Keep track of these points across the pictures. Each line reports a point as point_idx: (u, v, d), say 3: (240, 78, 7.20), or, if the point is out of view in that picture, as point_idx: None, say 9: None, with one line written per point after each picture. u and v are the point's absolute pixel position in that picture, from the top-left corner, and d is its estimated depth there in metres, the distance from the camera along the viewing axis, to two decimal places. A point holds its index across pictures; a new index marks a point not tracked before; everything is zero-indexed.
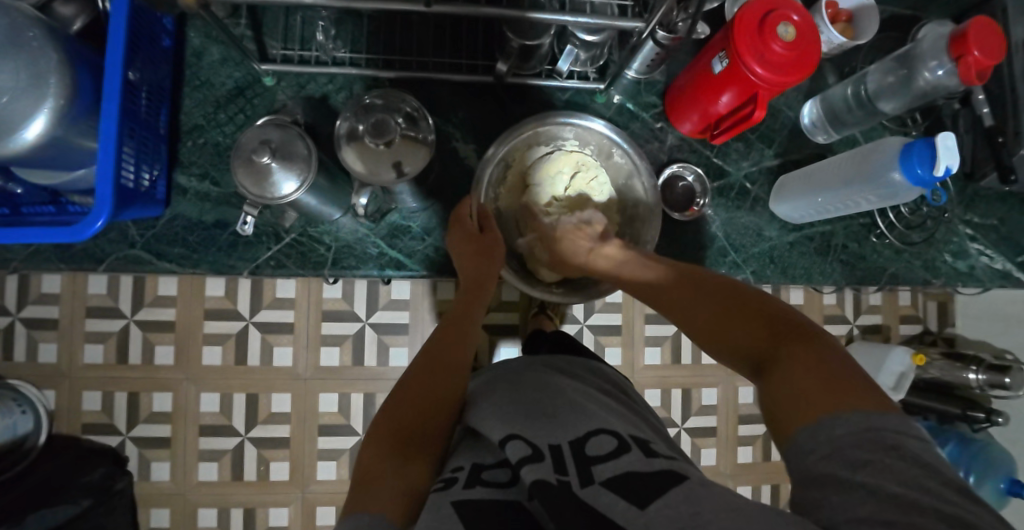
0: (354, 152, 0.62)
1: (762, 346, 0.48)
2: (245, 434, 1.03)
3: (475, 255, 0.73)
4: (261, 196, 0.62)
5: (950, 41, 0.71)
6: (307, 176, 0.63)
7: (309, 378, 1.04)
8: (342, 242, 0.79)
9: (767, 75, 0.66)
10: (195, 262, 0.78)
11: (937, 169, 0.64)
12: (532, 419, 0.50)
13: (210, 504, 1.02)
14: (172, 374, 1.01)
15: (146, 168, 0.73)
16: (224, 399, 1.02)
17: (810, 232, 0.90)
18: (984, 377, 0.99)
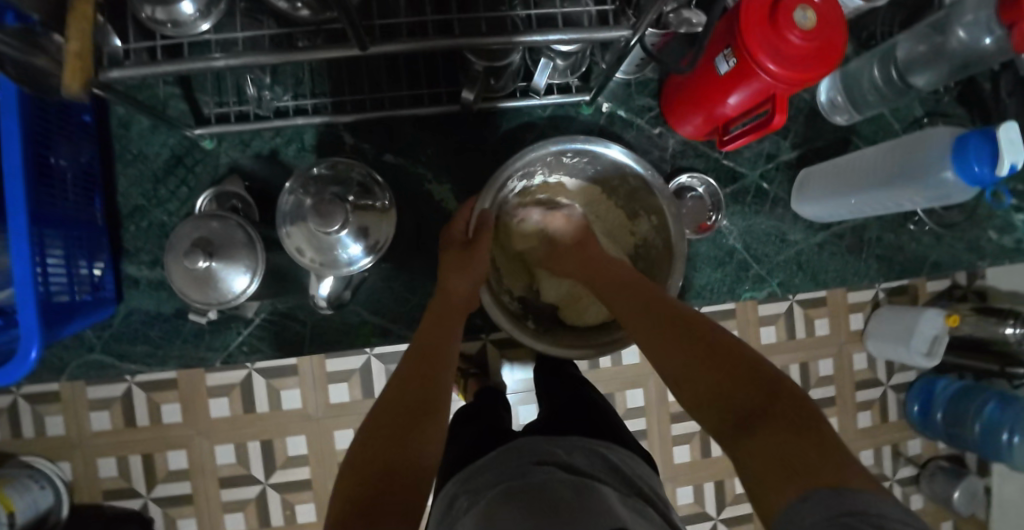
0: (301, 237, 0.53)
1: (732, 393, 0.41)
2: (265, 482, 0.92)
3: (459, 268, 0.60)
4: (206, 301, 0.54)
5: (1000, 7, 0.58)
6: (258, 266, 0.55)
7: (322, 418, 0.92)
8: (317, 316, 0.71)
9: (781, 72, 0.55)
10: (162, 358, 0.72)
11: (999, 169, 0.54)
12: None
13: None
14: (182, 431, 0.89)
15: (86, 266, 0.65)
16: (239, 449, 0.91)
17: (839, 229, 0.80)
18: (1023, 331, 0.83)
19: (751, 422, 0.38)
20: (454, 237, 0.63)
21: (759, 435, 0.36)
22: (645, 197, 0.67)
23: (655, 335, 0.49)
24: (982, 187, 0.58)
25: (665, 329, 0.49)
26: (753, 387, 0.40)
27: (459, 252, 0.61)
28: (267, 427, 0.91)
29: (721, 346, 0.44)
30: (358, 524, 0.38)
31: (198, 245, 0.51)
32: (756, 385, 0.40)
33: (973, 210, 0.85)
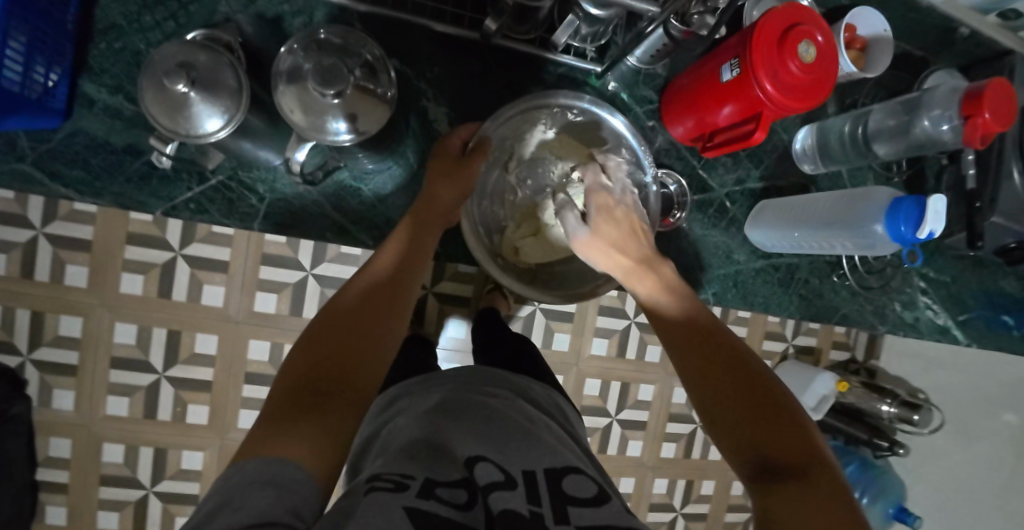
0: (293, 97, 0.50)
1: (778, 446, 0.41)
2: (162, 374, 0.74)
3: (444, 175, 0.62)
4: (173, 129, 0.51)
5: (963, 98, 0.67)
6: (234, 114, 0.52)
7: (241, 322, 0.74)
8: (276, 194, 0.69)
9: (776, 95, 0.60)
10: (97, 191, 0.66)
11: (920, 232, 0.62)
12: (502, 444, 0.49)
13: (116, 440, 0.75)
14: (83, 297, 0.69)
15: (40, 68, 0.60)
16: (143, 333, 0.72)
17: (777, 261, 0.88)
18: (895, 411, 0.95)
19: (779, 480, 0.39)
20: (447, 151, 0.64)
21: (784, 495, 0.38)
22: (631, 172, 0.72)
23: (704, 365, 0.48)
24: (905, 246, 0.66)
25: (718, 364, 0.47)
26: (796, 455, 0.41)
27: (451, 170, 0.62)
28: (178, 315, 0.72)
29: (766, 389, 0.45)
30: (303, 389, 0.44)
31: (183, 68, 0.48)
32: (802, 458, 0.40)
33: (888, 281, 0.96)
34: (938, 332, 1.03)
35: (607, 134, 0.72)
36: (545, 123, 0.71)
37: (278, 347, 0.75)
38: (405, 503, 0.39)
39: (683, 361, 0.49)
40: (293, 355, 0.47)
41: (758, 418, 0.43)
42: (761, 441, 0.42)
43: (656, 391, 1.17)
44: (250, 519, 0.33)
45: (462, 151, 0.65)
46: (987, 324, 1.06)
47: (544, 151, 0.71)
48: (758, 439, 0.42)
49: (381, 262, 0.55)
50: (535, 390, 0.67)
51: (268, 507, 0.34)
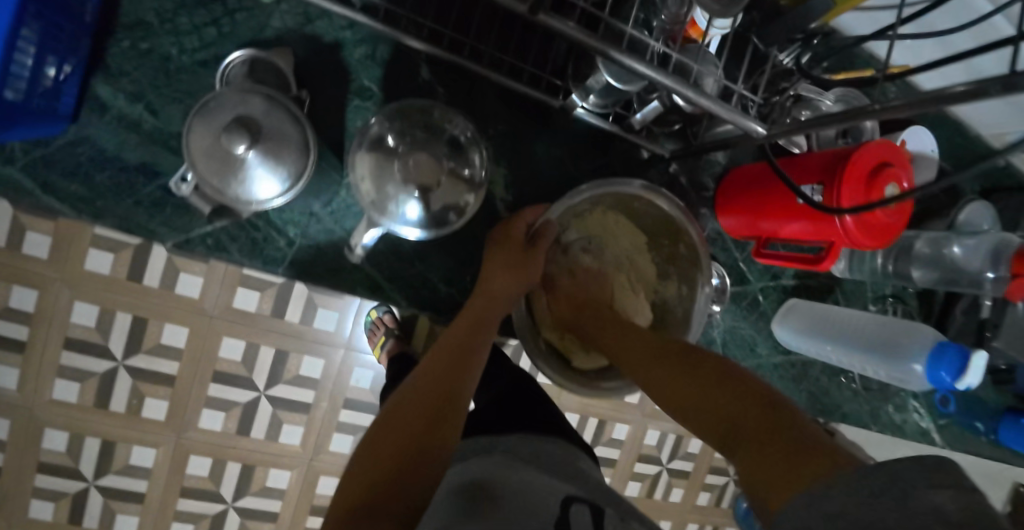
0: (368, 168, 0.45)
1: (733, 413, 0.43)
2: (121, 361, 0.83)
3: (509, 265, 0.58)
4: (221, 189, 0.43)
5: (1016, 255, 0.66)
6: (297, 182, 0.45)
7: (215, 316, 0.83)
8: (309, 241, 0.59)
9: (856, 229, 0.57)
10: (95, 211, 0.54)
11: (960, 382, 0.62)
12: (502, 501, 0.42)
13: (58, 425, 0.83)
14: (40, 271, 0.75)
15: (49, 65, 0.47)
16: (103, 316, 0.79)
17: (794, 358, 0.87)
18: None
19: (744, 439, 0.40)
20: (509, 235, 0.61)
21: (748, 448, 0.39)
22: (684, 265, 0.67)
23: (669, 369, 0.51)
24: (938, 390, 0.66)
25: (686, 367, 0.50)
26: (753, 405, 0.42)
27: (511, 256, 0.59)
28: (146, 302, 0.81)
29: (714, 368, 0.48)
30: (363, 520, 0.38)
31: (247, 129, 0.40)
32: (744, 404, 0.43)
33: (887, 384, 0.97)
34: (920, 434, 1.06)
35: (670, 225, 0.67)
36: (607, 205, 0.67)
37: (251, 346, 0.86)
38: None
39: (653, 373, 0.52)
40: (346, 479, 0.42)
41: (714, 394, 0.45)
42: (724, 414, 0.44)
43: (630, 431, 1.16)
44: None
45: (525, 235, 0.61)
46: (960, 430, 1.10)
47: (598, 230, 0.67)
48: (719, 412, 0.44)
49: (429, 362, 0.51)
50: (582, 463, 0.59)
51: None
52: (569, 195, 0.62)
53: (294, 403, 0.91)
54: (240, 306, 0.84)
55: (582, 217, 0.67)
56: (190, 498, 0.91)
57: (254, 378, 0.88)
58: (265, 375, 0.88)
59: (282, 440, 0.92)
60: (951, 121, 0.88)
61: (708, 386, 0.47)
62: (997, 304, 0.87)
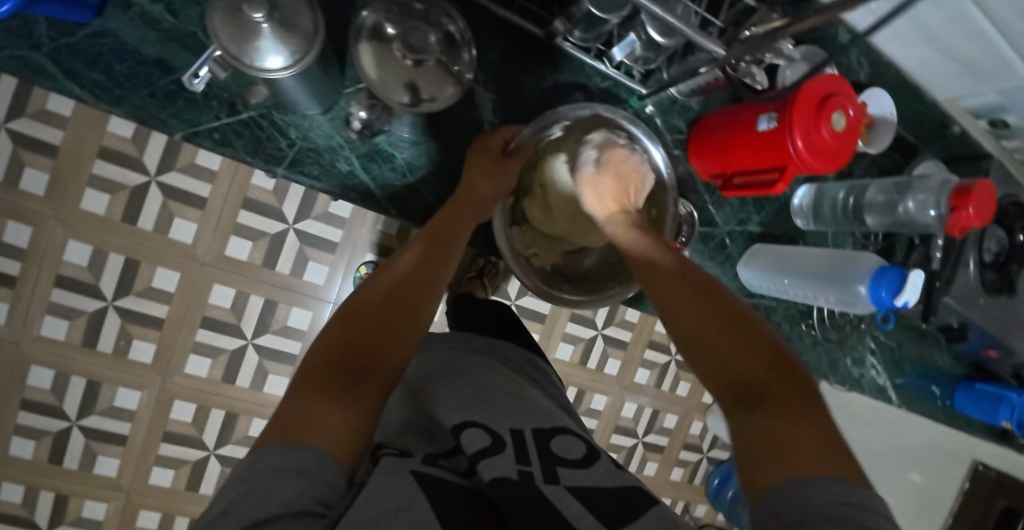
0: (371, 54, 0.50)
1: (747, 365, 0.43)
2: (111, 302, 0.85)
3: (489, 171, 0.65)
4: (237, 57, 0.47)
5: (953, 191, 0.73)
6: (302, 59, 0.49)
7: (207, 263, 0.86)
8: (309, 142, 0.64)
9: (807, 153, 0.64)
10: (115, 100, 0.59)
11: (897, 299, 0.68)
12: (485, 405, 0.50)
13: (46, 364, 0.85)
14: (37, 208, 0.77)
15: None
16: (96, 256, 0.82)
17: (759, 302, 0.93)
18: None
19: (757, 404, 0.40)
20: (488, 147, 0.66)
21: (760, 413, 0.39)
22: (653, 193, 0.74)
23: (701, 313, 0.47)
24: (881, 310, 0.72)
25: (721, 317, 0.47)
26: (779, 383, 0.41)
27: (490, 165, 0.65)
28: (138, 245, 0.83)
29: (730, 309, 0.47)
30: (339, 370, 0.43)
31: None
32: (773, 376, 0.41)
33: (845, 337, 1.04)
34: (876, 390, 1.12)
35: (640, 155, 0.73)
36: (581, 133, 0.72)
37: (241, 295, 0.89)
38: (410, 469, 0.42)
39: (677, 313, 0.49)
40: (325, 333, 0.47)
41: (728, 335, 0.45)
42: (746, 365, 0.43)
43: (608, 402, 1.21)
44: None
45: (503, 150, 0.67)
46: (916, 390, 1.17)
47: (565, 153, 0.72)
48: (730, 361, 0.43)
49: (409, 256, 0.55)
50: (540, 367, 0.70)
51: (297, 496, 0.34)
52: (541, 121, 0.68)
53: (280, 352, 0.95)
54: (231, 254, 0.87)
55: (560, 145, 0.72)
56: (174, 443, 0.94)
57: (243, 326, 0.91)
58: (252, 323, 0.91)
59: (267, 389, 0.96)
60: (907, 88, 0.96)
61: (723, 327, 0.46)
62: (946, 257, 0.93)
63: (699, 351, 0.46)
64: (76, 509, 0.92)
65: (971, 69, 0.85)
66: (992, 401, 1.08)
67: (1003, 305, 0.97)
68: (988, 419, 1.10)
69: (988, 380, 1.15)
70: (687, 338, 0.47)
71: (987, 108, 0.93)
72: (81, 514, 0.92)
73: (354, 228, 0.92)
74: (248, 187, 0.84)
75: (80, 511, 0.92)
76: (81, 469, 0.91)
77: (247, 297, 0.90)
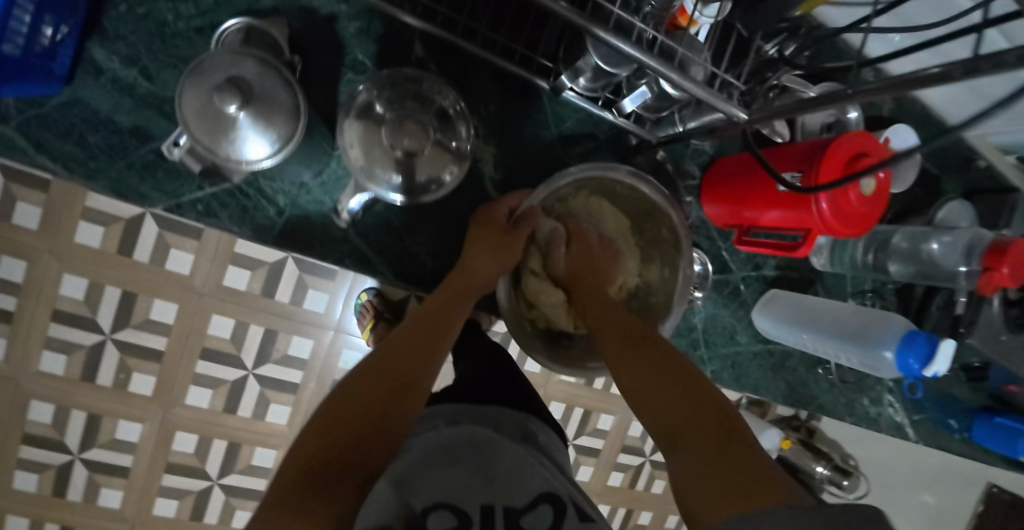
0: (358, 136, 0.46)
1: (682, 414, 0.45)
2: (109, 335, 0.85)
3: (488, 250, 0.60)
4: (211, 149, 0.43)
5: (987, 248, 0.68)
6: (286, 146, 0.45)
7: (205, 294, 0.86)
8: (298, 210, 0.60)
9: (831, 216, 0.59)
10: (89, 173, 0.55)
11: (927, 369, 0.64)
12: (464, 479, 0.46)
13: (46, 399, 0.86)
14: (31, 244, 0.77)
15: (48, 23, 0.49)
16: (92, 290, 0.82)
17: (773, 347, 0.89)
18: (828, 472, 1.19)
19: (686, 442, 0.43)
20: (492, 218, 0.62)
21: (694, 455, 0.42)
22: (669, 251, 0.70)
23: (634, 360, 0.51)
24: (907, 377, 0.68)
25: (658, 369, 0.49)
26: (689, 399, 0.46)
27: (494, 242, 0.60)
28: (137, 278, 0.83)
29: (671, 360, 0.50)
30: (316, 468, 0.41)
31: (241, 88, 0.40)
32: (704, 412, 0.45)
33: (863, 378, 1.00)
34: (894, 428, 1.08)
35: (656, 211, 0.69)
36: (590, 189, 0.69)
37: (240, 326, 0.90)
38: None
39: (621, 367, 0.51)
40: (305, 430, 0.44)
41: (665, 386, 0.48)
42: (687, 411, 0.45)
43: (615, 421, 1.19)
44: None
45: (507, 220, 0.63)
46: (935, 425, 1.13)
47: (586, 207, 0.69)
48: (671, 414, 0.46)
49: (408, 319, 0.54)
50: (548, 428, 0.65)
51: None
52: (549, 187, 0.63)
53: (282, 383, 0.95)
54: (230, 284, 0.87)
55: (571, 199, 0.69)
56: (175, 474, 0.95)
57: (243, 356, 0.92)
58: (253, 353, 0.92)
59: (269, 418, 0.96)
60: (932, 120, 0.91)
61: (661, 379, 0.48)
62: (969, 300, 0.89)
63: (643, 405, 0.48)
64: None
65: (1004, 107, 0.80)
66: (1012, 435, 1.07)
67: None
68: (1008, 452, 1.08)
69: (1005, 411, 1.14)
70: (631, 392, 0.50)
71: (1019, 143, 0.88)
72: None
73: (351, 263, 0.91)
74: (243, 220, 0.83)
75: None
76: (84, 502, 0.92)
77: (247, 327, 0.90)
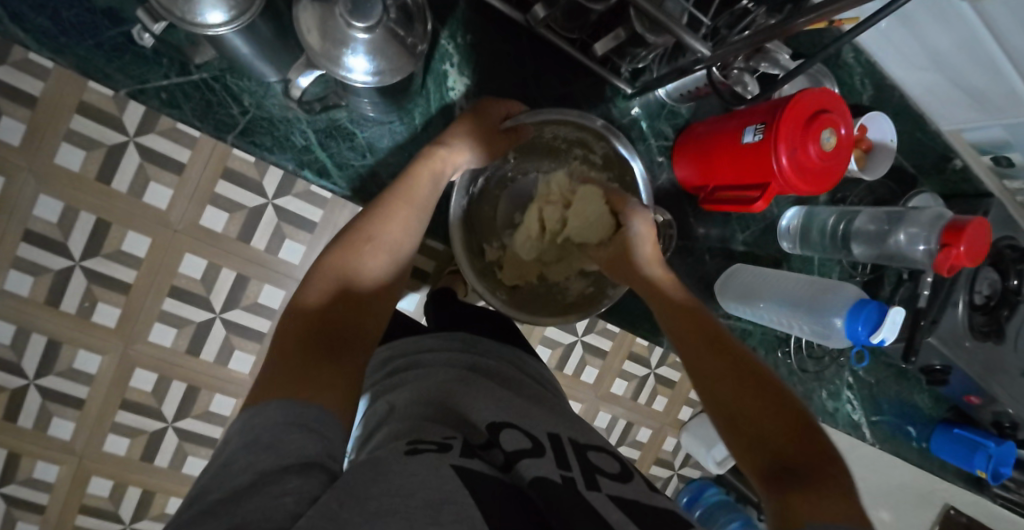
0: (315, 17, 0.46)
1: (770, 429, 0.45)
2: (78, 262, 0.73)
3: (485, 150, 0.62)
4: (168, 9, 0.44)
5: (946, 226, 0.69)
6: (244, 15, 0.45)
7: (180, 231, 0.75)
8: (262, 112, 0.61)
9: (791, 172, 0.60)
10: (56, 48, 0.55)
11: (874, 336, 0.65)
12: (523, 412, 0.48)
13: (6, 319, 0.73)
14: (9, 158, 0.66)
15: None
16: (68, 214, 0.71)
17: (733, 323, 0.90)
18: None
19: (792, 471, 0.42)
20: (483, 117, 0.62)
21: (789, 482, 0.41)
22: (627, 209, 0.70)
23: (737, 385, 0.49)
24: (855, 345, 0.69)
25: (739, 374, 0.49)
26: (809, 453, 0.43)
27: (483, 136, 0.62)
28: (113, 206, 0.72)
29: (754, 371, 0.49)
30: (316, 339, 0.44)
31: None
32: (824, 464, 0.42)
33: (822, 369, 1.01)
34: (851, 426, 1.09)
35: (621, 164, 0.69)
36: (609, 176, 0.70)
37: (215, 268, 0.78)
38: (449, 461, 0.37)
39: (699, 361, 0.51)
40: (296, 309, 0.46)
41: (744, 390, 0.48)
42: (780, 432, 0.44)
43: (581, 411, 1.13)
44: (279, 518, 0.29)
45: (503, 125, 0.64)
46: (892, 430, 1.13)
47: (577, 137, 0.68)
48: (754, 424, 0.46)
49: (407, 228, 0.54)
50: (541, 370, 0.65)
51: (300, 449, 0.34)
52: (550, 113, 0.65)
53: (249, 330, 0.83)
54: (206, 224, 0.76)
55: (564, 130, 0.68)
56: (130, 410, 0.82)
57: (211, 298, 0.80)
58: (223, 298, 0.80)
59: (231, 366, 0.84)
60: (910, 116, 0.93)
61: (743, 387, 0.48)
62: (933, 296, 0.90)
63: (727, 405, 0.48)
64: (27, 469, 0.80)
65: (978, 101, 0.82)
66: (968, 448, 1.05)
67: (989, 351, 0.93)
68: (962, 465, 1.06)
69: (966, 425, 1.12)
70: (712, 381, 0.50)
71: (991, 143, 0.89)
72: (32, 474, 0.80)
73: (339, 210, 0.80)
74: (229, 154, 0.74)
75: (30, 472, 0.80)
76: (35, 428, 0.79)
77: (220, 269, 0.78)
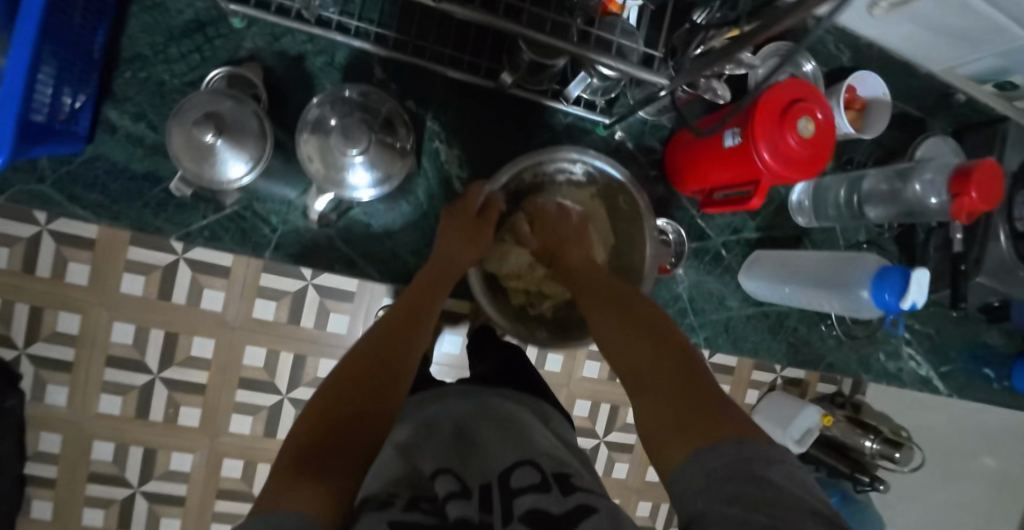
0: (314, 148, 0.54)
1: (665, 382, 0.46)
2: (157, 375, 0.80)
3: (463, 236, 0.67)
4: (200, 176, 0.54)
5: (953, 174, 0.68)
6: (260, 160, 0.55)
7: (238, 327, 0.80)
8: (290, 226, 0.70)
9: (776, 166, 0.62)
10: (113, 215, 0.67)
11: (903, 302, 0.64)
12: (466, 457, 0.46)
13: (106, 439, 0.80)
14: (84, 297, 0.74)
15: (69, 92, 0.59)
16: (139, 335, 0.77)
17: (768, 309, 0.90)
18: (877, 447, 0.95)
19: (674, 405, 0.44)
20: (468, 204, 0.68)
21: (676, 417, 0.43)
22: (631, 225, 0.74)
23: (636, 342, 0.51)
24: (889, 314, 0.69)
25: (651, 339, 0.50)
26: (684, 384, 0.45)
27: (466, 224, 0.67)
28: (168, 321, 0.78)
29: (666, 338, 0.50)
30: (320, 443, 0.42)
31: (211, 120, 0.51)
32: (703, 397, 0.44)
33: (873, 332, 1.00)
34: (920, 382, 1.06)
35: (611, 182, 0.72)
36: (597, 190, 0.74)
37: (274, 355, 0.80)
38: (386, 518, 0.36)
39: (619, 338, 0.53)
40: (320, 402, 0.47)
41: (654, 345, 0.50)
42: (681, 384, 0.45)
43: None
44: None
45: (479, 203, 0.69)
46: (967, 375, 1.09)
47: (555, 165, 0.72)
48: (655, 378, 0.47)
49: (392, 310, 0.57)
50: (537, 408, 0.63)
51: None
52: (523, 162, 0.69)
53: None
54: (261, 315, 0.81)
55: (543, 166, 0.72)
56: (227, 499, 0.86)
57: (277, 382, 0.83)
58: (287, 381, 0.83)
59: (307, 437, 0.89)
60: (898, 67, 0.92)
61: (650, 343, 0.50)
62: (968, 238, 0.88)
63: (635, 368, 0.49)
64: None
65: (963, 39, 0.81)
66: None
67: None
68: None
69: None
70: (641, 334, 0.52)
71: (990, 72, 0.87)
72: None
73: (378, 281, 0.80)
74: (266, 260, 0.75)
75: None
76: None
77: (278, 354, 0.81)
